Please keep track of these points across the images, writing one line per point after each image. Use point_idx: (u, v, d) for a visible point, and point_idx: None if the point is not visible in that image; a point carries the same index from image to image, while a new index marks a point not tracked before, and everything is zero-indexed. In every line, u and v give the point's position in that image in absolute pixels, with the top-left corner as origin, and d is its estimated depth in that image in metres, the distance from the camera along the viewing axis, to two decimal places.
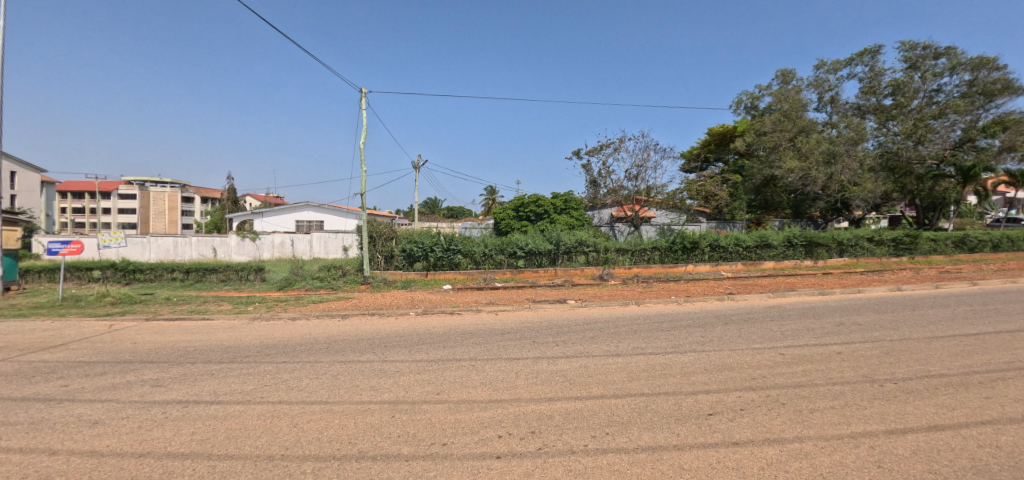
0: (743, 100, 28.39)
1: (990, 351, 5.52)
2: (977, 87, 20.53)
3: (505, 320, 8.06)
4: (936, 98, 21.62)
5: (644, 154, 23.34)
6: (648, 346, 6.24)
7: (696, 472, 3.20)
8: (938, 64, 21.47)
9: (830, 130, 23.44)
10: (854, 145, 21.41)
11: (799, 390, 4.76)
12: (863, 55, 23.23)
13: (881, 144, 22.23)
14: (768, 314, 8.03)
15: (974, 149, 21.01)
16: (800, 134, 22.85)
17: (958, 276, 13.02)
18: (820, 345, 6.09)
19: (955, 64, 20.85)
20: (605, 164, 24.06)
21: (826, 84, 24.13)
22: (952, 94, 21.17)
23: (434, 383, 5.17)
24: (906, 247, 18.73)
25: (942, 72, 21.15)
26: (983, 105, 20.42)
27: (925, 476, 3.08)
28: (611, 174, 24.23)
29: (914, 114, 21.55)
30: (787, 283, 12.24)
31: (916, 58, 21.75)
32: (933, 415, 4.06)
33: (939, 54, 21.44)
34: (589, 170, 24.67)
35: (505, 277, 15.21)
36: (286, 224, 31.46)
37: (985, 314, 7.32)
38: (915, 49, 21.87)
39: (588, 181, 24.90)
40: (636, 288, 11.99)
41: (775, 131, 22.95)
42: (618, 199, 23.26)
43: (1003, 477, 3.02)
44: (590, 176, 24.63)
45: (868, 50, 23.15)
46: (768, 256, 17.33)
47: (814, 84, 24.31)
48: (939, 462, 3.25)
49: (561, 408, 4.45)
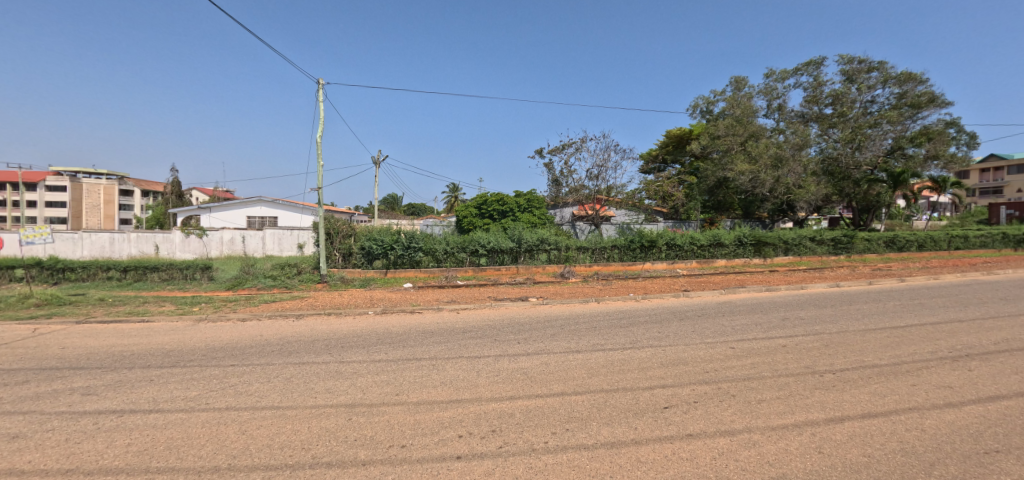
0: (699, 103, 29.40)
1: (916, 342, 6.02)
2: (905, 99, 22.34)
3: (467, 318, 7.97)
4: (870, 109, 23.30)
5: (605, 154, 23.48)
6: (607, 343, 6.34)
7: (652, 465, 3.32)
8: (871, 77, 23.19)
9: (778, 135, 24.74)
10: (799, 150, 22.78)
11: (748, 382, 5.00)
12: (808, 65, 24.68)
13: (822, 150, 23.85)
14: (719, 309, 8.36)
15: (903, 157, 22.89)
16: (750, 139, 24.04)
17: (889, 273, 14.09)
18: (767, 339, 6.39)
19: (887, 78, 22.58)
20: (566, 163, 24.36)
21: (774, 92, 25.51)
22: (884, 105, 22.93)
23: (393, 383, 5.05)
24: (844, 246, 20.09)
25: (875, 84, 22.88)
26: (911, 116, 22.25)
27: (860, 462, 3.33)
28: (572, 174, 24.56)
29: (852, 123, 23.15)
30: (738, 280, 12.79)
31: (853, 71, 23.39)
32: (867, 402, 4.41)
33: (872, 67, 23.13)
34: (550, 169, 24.82)
35: (466, 275, 14.98)
36: (236, 220, 29.81)
37: (913, 308, 7.95)
38: (851, 63, 23.47)
39: (550, 180, 25.10)
40: (596, 285, 12.14)
41: (728, 135, 24.01)
42: (579, 198, 23.59)
43: (923, 462, 3.33)
44: (551, 175, 24.80)
45: (813, 61, 24.63)
46: (720, 255, 18.15)
47: (764, 91, 25.61)
48: (872, 448, 3.52)
49: (522, 405, 4.46)
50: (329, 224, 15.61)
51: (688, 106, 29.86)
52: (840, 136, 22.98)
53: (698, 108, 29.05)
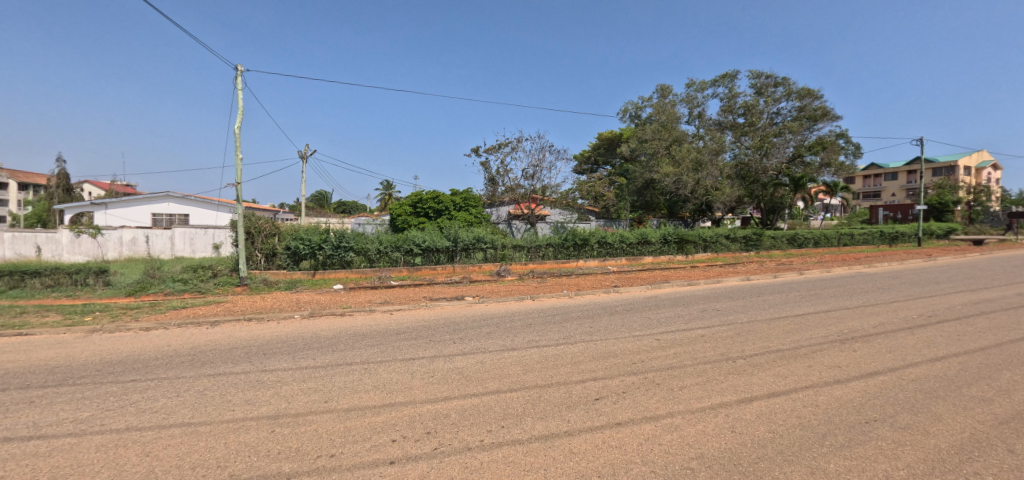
0: (628, 109, 30.99)
1: (811, 328, 6.79)
2: (804, 112, 25.08)
3: (401, 320, 7.76)
4: (775, 119, 25.89)
5: (540, 154, 24.18)
6: (542, 339, 6.47)
7: (584, 455, 3.45)
8: (777, 91, 25.76)
9: (698, 141, 26.74)
10: (716, 155, 24.78)
11: (671, 370, 5.34)
12: (724, 77, 26.91)
13: (736, 156, 26.15)
14: (646, 304, 8.87)
15: (803, 164, 25.55)
16: (674, 143, 25.74)
17: (790, 267, 15.79)
18: (688, 330, 6.87)
19: (789, 92, 25.22)
20: (503, 162, 24.62)
21: (695, 101, 27.52)
22: (787, 117, 25.58)
23: (321, 390, 4.79)
24: (754, 243, 22.13)
25: (780, 98, 25.46)
26: (808, 127, 25.03)
27: (765, 440, 3.68)
28: (508, 173, 24.86)
29: (761, 132, 25.60)
30: (663, 275, 13.66)
31: (761, 85, 25.85)
32: (772, 383, 4.90)
33: (778, 82, 25.70)
34: (487, 168, 24.92)
35: (401, 275, 14.59)
36: (139, 218, 26.76)
37: (809, 297, 8.96)
38: (760, 77, 25.93)
39: (487, 179, 25.24)
40: (532, 283, 12.34)
41: (655, 139, 25.56)
42: (515, 197, 24.12)
43: (818, 436, 3.74)
44: (488, 173, 24.90)
45: (728, 74, 26.89)
46: (647, 252, 19.26)
47: (686, 99, 27.53)
48: (776, 426, 3.90)
49: (457, 405, 4.42)
50: (250, 222, 14.49)
51: (619, 111, 31.40)
52: (750, 143, 25.34)
53: (627, 113, 30.62)
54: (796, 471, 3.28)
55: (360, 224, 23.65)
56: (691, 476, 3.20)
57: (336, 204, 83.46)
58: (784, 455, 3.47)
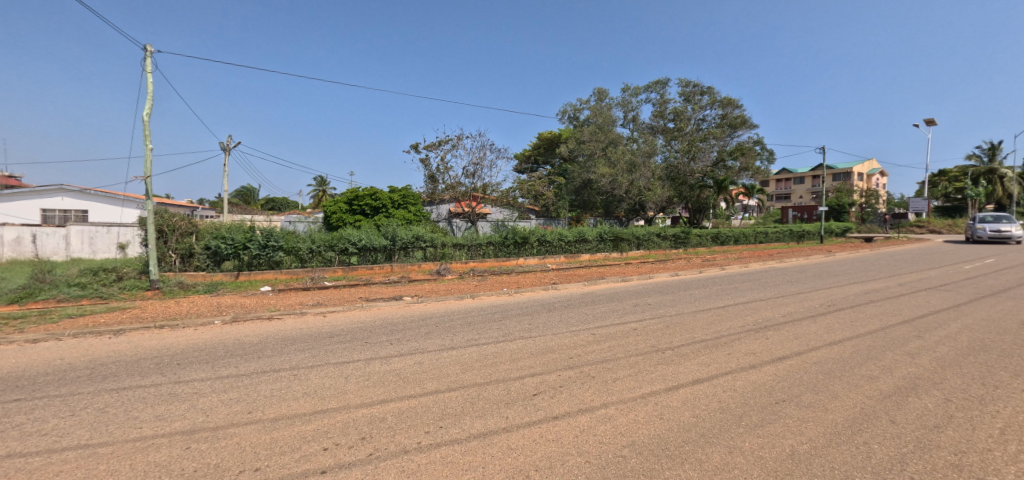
0: (567, 111, 31.86)
1: (731, 318, 7.38)
2: (726, 120, 27.12)
3: (335, 322, 7.45)
4: (701, 126, 27.79)
5: (481, 152, 24.43)
6: (481, 337, 6.49)
7: (522, 450, 3.51)
8: (702, 99, 27.63)
9: (632, 144, 28.11)
10: (648, 158, 26.16)
11: (605, 363, 5.57)
12: (655, 84, 28.43)
13: (666, 158, 27.78)
14: (582, 299, 9.20)
15: (725, 168, 27.27)
16: (610, 145, 26.97)
17: (712, 263, 17.11)
18: (622, 324, 7.20)
19: (713, 101, 27.17)
20: (443, 160, 24.43)
21: (629, 105, 28.86)
22: (711, 123, 27.55)
23: (245, 400, 4.48)
24: (682, 241, 23.63)
25: (705, 106, 27.34)
26: (730, 134, 27.12)
27: (690, 425, 3.97)
28: (449, 170, 24.69)
29: (688, 137, 27.39)
30: (599, 272, 14.24)
31: (689, 93, 27.62)
32: (697, 371, 5.26)
33: (703, 91, 27.58)
34: (427, 165, 24.54)
35: (335, 275, 13.98)
36: (24, 214, 23.50)
37: (729, 291, 9.73)
38: (688, 86, 27.71)
39: (427, 176, 24.80)
40: (472, 282, 12.34)
41: (592, 141, 26.85)
42: (456, 195, 23.85)
43: (733, 419, 4.09)
44: (428, 171, 24.50)
45: (659, 81, 28.45)
46: (585, 250, 19.92)
47: (621, 104, 28.79)
48: (700, 412, 4.21)
49: (394, 408, 4.32)
50: (161, 219, 13.20)
51: (558, 112, 32.13)
52: (679, 147, 27.05)
53: (566, 115, 31.50)
54: (716, 451, 3.56)
55: (291, 221, 22.44)
56: (624, 464, 3.36)
57: (265, 202, 78.17)
58: (706, 437, 3.75)
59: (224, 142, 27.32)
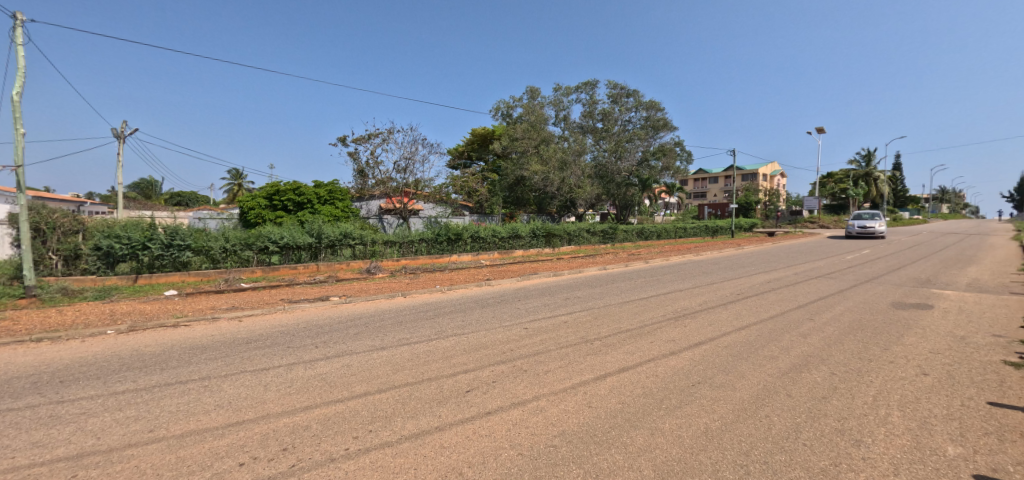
0: (500, 108, 31.98)
1: (653, 308, 7.88)
2: (650, 122, 28.73)
3: (252, 327, 6.95)
4: (627, 127, 29.19)
5: (413, 147, 23.91)
6: (413, 336, 6.39)
7: (454, 448, 3.52)
8: (629, 101, 29.01)
9: (563, 142, 28.96)
10: (578, 156, 27.09)
11: (537, 356, 5.72)
12: (585, 85, 29.39)
13: (596, 157, 28.91)
14: (516, 295, 9.36)
15: (648, 167, 28.62)
16: (542, 143, 27.55)
17: (637, 257, 18.16)
18: (553, 317, 7.44)
19: (638, 103, 28.62)
20: (373, 153, 23.59)
21: (561, 105, 29.61)
22: (636, 125, 29.05)
23: (146, 418, 4.06)
24: (610, 236, 24.86)
25: (631, 108, 28.75)
26: (653, 135, 28.78)
27: (616, 411, 4.20)
28: (379, 165, 23.91)
29: (615, 137, 28.72)
30: (532, 267, 14.56)
31: (617, 95, 28.85)
32: (623, 360, 5.56)
33: (629, 94, 28.95)
34: (356, 159, 23.59)
35: (253, 276, 13.07)
36: None
37: (652, 283, 10.38)
38: (616, 88, 28.93)
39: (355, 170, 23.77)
40: (403, 280, 12.09)
41: (524, 138, 27.13)
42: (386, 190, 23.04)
43: (654, 403, 4.38)
44: (357, 165, 23.53)
45: (589, 82, 29.43)
46: (518, 246, 20.29)
47: (554, 103, 29.46)
48: (625, 399, 4.46)
49: (319, 415, 4.12)
50: (38, 215, 11.50)
51: (492, 109, 32.18)
52: (608, 147, 28.36)
53: (500, 112, 31.68)
54: (639, 433, 3.80)
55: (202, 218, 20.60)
56: (554, 453, 3.48)
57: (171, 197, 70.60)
58: (631, 421, 3.99)
59: (117, 129, 24.28)
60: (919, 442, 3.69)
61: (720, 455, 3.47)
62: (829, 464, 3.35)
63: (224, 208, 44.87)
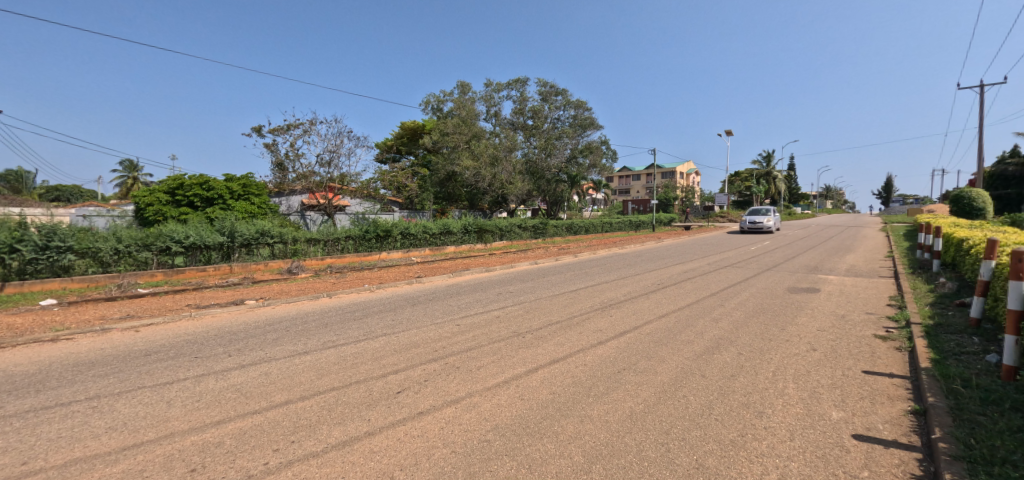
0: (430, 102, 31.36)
1: (582, 300, 8.24)
2: (578, 120, 29.73)
3: (152, 337, 6.31)
4: (556, 124, 30.06)
5: (338, 140, 22.75)
6: (340, 338, 6.17)
7: (384, 452, 3.48)
8: (558, 100, 29.74)
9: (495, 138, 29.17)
10: (509, 152, 27.37)
11: (470, 352, 5.77)
12: (516, 82, 29.67)
13: (526, 154, 29.38)
14: (447, 291, 9.33)
15: (576, 164, 30.15)
16: (473, 138, 27.47)
17: (566, 251, 18.84)
18: (486, 312, 7.54)
19: (567, 102, 29.44)
20: (293, 145, 22.17)
21: (492, 101, 29.71)
22: (564, 123, 30.00)
23: (20, 449, 3.56)
24: (541, 231, 25.52)
25: (560, 106, 29.55)
26: (581, 133, 29.86)
27: (546, 401, 4.38)
28: (300, 158, 22.52)
29: (545, 134, 29.44)
30: (464, 263, 14.59)
31: (546, 93, 29.47)
32: (553, 351, 5.78)
33: (558, 92, 29.67)
34: (273, 151, 22.07)
35: (152, 281, 11.82)
36: None
37: (581, 275, 10.83)
38: (545, 86, 29.54)
39: (273, 163, 22.20)
40: (329, 280, 11.58)
41: (456, 134, 26.83)
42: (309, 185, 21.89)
43: (581, 392, 4.61)
44: (275, 157, 22.01)
45: (519, 79, 29.76)
46: (450, 242, 20.20)
47: (485, 98, 29.46)
48: (555, 389, 4.65)
49: (234, 429, 3.86)
50: None
51: (420, 102, 31.35)
52: (538, 143, 28.86)
53: (429, 105, 31.01)
54: (570, 421, 4.00)
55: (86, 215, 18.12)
56: (488, 447, 3.56)
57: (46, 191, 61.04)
58: (561, 410, 4.18)
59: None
60: (809, 410, 4.23)
61: (643, 436, 3.74)
62: (737, 435, 3.75)
63: (114, 204, 39.60)
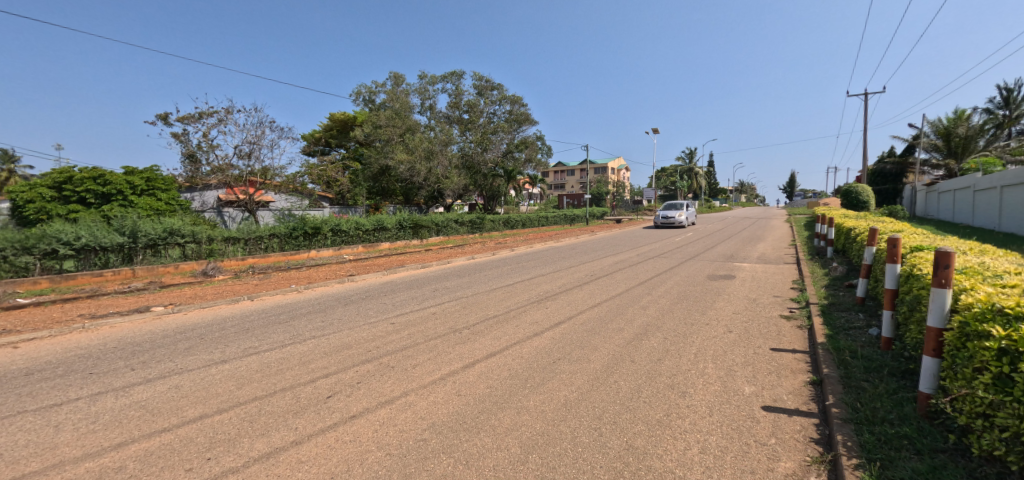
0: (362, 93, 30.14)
1: (519, 294, 8.41)
2: (513, 116, 29.94)
3: (34, 353, 5.56)
4: (492, 119, 30.13)
5: (258, 130, 21.19)
6: (263, 343, 5.84)
7: (313, 461, 3.38)
8: (493, 94, 29.70)
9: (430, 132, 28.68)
10: (445, 146, 27.02)
11: (404, 351, 5.72)
12: (450, 75, 29.20)
13: (462, 148, 29.18)
14: (381, 289, 9.10)
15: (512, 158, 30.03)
16: (407, 132, 26.78)
17: (503, 245, 19.08)
18: (422, 309, 7.48)
19: (502, 97, 29.50)
20: (206, 136, 20.35)
21: (426, 93, 29.08)
22: (500, 117, 30.12)
23: None
24: (478, 225, 25.64)
25: (496, 101, 29.58)
26: (517, 128, 30.12)
27: (482, 396, 4.47)
28: (215, 149, 20.73)
29: (481, 128, 29.42)
30: (399, 260, 14.29)
31: (482, 87, 29.34)
32: (490, 345, 5.88)
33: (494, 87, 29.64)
34: (182, 141, 20.08)
35: (33, 289, 10.38)
36: None
37: (518, 269, 11.04)
38: (481, 80, 29.39)
39: (182, 155, 20.22)
40: (251, 281, 10.86)
41: (389, 126, 25.95)
42: (225, 179, 20.19)
43: (516, 384, 4.75)
44: (184, 148, 20.06)
45: (454, 72, 29.33)
46: (384, 238, 19.67)
47: (419, 91, 28.78)
48: (491, 383, 4.75)
49: (137, 451, 3.55)
50: None
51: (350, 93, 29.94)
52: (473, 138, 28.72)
53: (360, 97, 29.90)
54: (506, 414, 4.12)
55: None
56: (424, 446, 3.59)
57: None
58: (497, 404, 4.29)
59: None
60: (725, 387, 4.67)
61: (577, 423, 3.95)
62: (662, 415, 4.07)
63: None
